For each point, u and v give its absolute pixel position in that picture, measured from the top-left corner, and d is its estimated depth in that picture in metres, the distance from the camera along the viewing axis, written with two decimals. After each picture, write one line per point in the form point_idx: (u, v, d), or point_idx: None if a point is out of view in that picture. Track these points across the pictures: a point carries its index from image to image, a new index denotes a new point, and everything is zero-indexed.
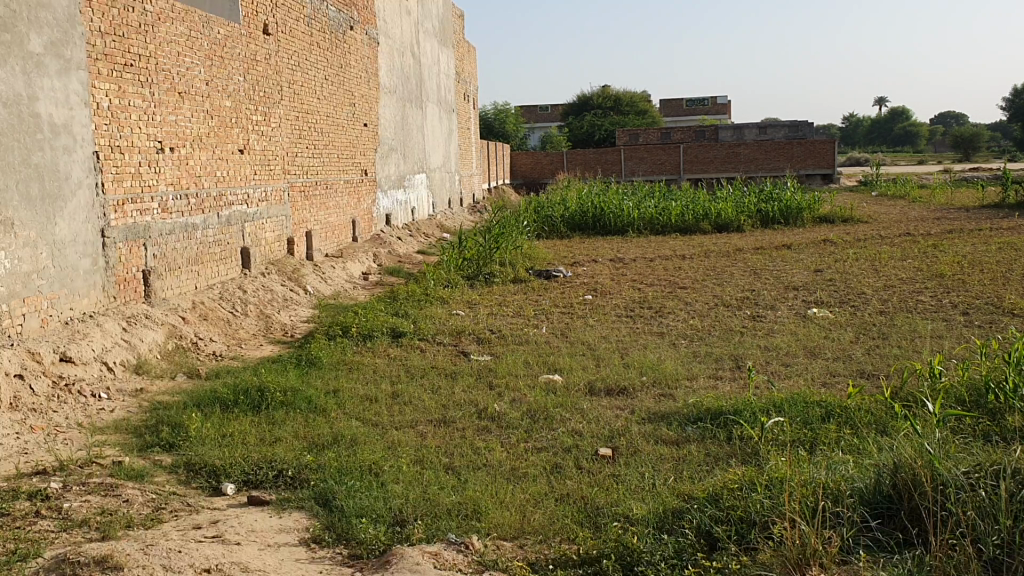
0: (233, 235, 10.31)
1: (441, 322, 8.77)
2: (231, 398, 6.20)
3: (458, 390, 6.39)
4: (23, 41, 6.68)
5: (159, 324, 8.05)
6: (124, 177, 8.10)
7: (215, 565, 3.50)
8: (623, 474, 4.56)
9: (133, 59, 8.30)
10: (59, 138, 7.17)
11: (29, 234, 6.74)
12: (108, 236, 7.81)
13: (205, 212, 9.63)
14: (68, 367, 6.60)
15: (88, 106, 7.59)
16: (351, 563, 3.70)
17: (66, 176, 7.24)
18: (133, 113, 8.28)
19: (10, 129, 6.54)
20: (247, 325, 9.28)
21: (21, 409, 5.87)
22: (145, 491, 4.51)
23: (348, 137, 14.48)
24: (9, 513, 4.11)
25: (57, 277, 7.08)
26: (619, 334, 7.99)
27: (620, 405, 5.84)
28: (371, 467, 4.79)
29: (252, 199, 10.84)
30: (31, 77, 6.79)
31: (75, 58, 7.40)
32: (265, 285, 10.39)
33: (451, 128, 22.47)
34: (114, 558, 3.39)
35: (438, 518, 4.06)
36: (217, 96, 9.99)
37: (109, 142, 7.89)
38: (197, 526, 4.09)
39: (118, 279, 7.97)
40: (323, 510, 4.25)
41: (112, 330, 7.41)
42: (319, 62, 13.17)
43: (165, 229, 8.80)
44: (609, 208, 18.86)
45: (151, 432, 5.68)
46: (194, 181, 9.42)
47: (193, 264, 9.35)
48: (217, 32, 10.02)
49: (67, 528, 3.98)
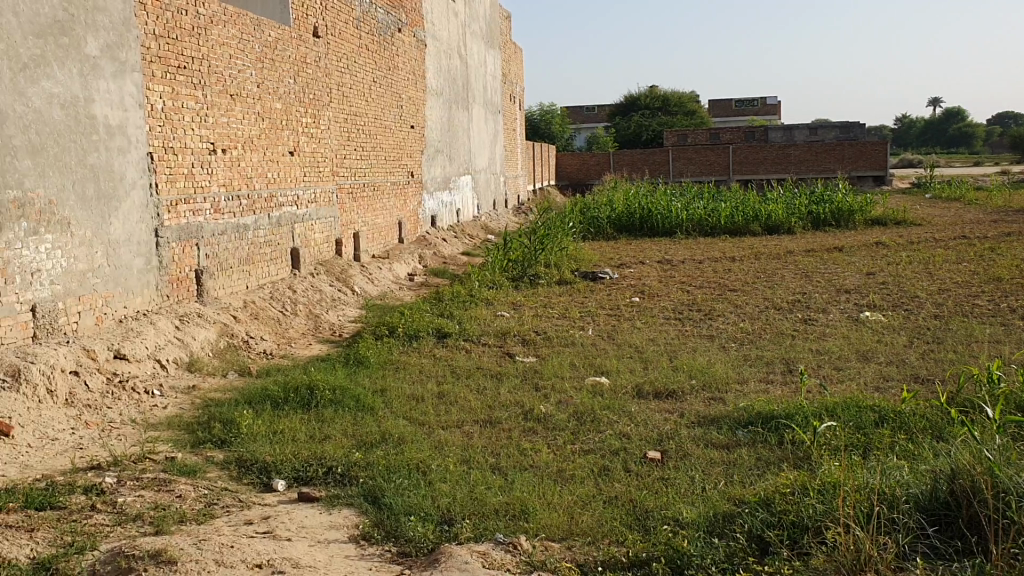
0: (283, 235, 10.42)
1: (486, 324, 8.76)
2: (281, 396, 6.27)
3: (504, 391, 6.38)
4: (79, 44, 6.82)
5: (210, 322, 8.17)
6: (177, 178, 8.22)
7: (265, 560, 3.53)
8: (672, 477, 4.52)
9: (185, 62, 8.42)
10: (114, 140, 7.30)
11: (84, 233, 6.90)
12: (161, 236, 7.94)
13: (256, 213, 9.75)
14: (122, 364, 6.75)
15: (142, 108, 7.71)
16: (399, 561, 3.70)
17: (120, 176, 7.36)
18: (185, 115, 8.41)
19: (66, 130, 6.69)
20: (296, 324, 9.37)
21: (76, 405, 6.07)
22: (197, 487, 4.57)
23: (395, 138, 14.58)
24: (65, 507, 4.20)
25: (112, 276, 7.23)
26: (668, 337, 7.92)
27: (668, 408, 5.79)
28: (418, 466, 4.80)
29: (301, 200, 10.96)
30: (87, 80, 6.93)
31: (130, 60, 7.53)
32: (314, 285, 10.50)
33: (497, 130, 22.53)
34: (168, 553, 3.43)
35: (485, 517, 4.05)
36: (267, 98, 10.10)
37: (162, 144, 8.01)
38: (248, 522, 4.12)
39: (171, 278, 8.10)
40: (371, 507, 4.26)
41: (165, 328, 7.53)
42: (367, 64, 13.26)
43: (217, 230, 8.92)
44: (656, 209, 18.76)
45: (203, 429, 5.77)
46: (245, 183, 9.53)
47: (244, 263, 9.48)
48: (268, 35, 10.12)
49: (122, 522, 4.04)
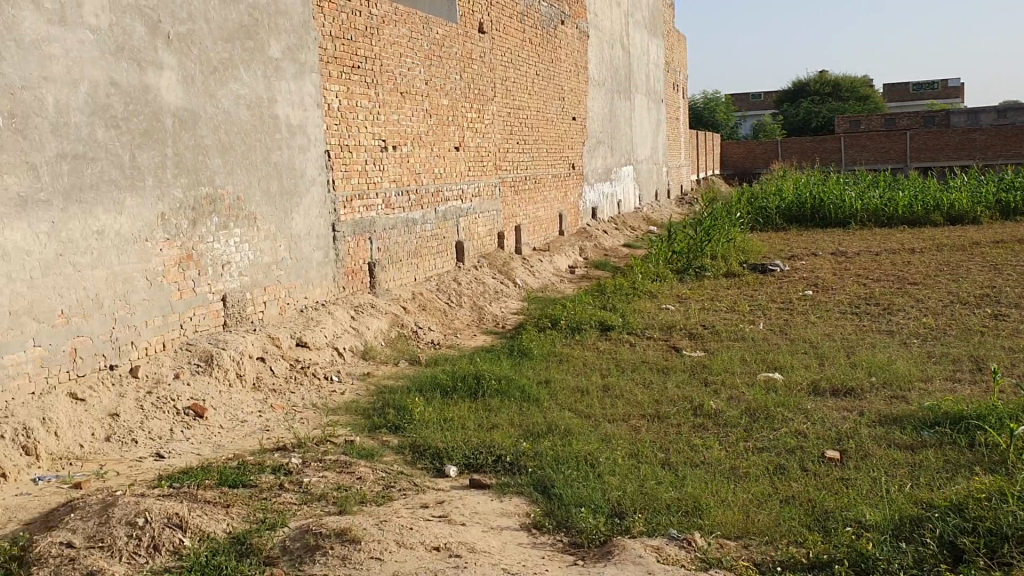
0: (449, 228, 10.67)
1: (651, 317, 8.68)
2: (450, 385, 6.42)
3: (671, 385, 6.30)
4: (263, 47, 7.19)
5: (382, 313, 8.46)
6: (351, 174, 8.54)
7: (443, 544, 3.62)
8: (853, 478, 4.34)
9: (359, 62, 8.73)
10: (295, 138, 7.65)
11: (269, 227, 7.30)
12: (338, 230, 8.27)
13: (424, 207, 10.02)
14: (303, 351, 7.10)
15: (320, 107, 8.05)
16: (572, 551, 3.72)
17: (301, 173, 7.72)
18: (359, 113, 8.73)
19: (253, 130, 7.07)
20: (462, 316, 9.58)
21: (263, 389, 6.44)
22: (375, 470, 4.75)
23: (557, 131, 14.65)
24: (257, 485, 4.45)
25: (293, 268, 7.61)
26: (843, 332, 7.61)
27: (846, 406, 5.56)
28: (587, 458, 4.80)
29: (466, 194, 11.17)
30: (270, 81, 7.30)
31: (309, 62, 7.88)
32: (478, 278, 10.70)
33: (660, 120, 22.24)
34: (352, 532, 3.57)
35: (657, 512, 4.01)
36: (435, 94, 10.35)
37: (338, 141, 8.34)
38: (424, 506, 4.24)
39: (347, 271, 8.45)
40: (543, 497, 4.30)
41: (342, 318, 7.86)
42: (531, 58, 13.37)
43: (388, 224, 9.22)
44: (828, 199, 18.05)
45: (378, 414, 5.98)
46: (414, 178, 9.80)
47: (413, 256, 9.76)
48: (436, 32, 10.36)
49: (308, 501, 4.24)
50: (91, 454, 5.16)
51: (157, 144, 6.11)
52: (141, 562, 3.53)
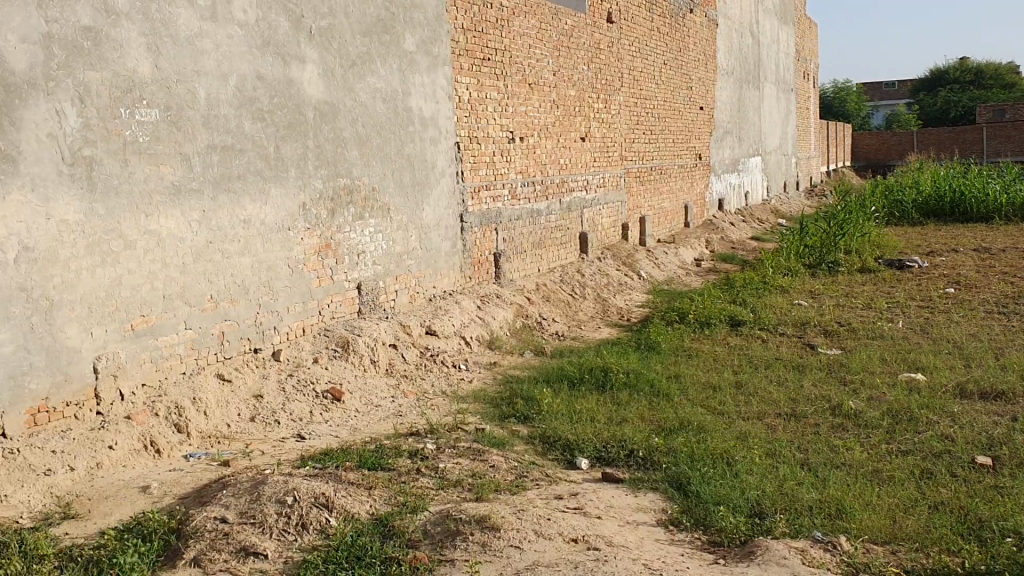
0: (573, 220, 10.66)
1: (782, 312, 8.47)
2: (578, 377, 6.41)
3: (806, 384, 6.14)
4: (398, 41, 7.33)
5: (508, 303, 8.53)
6: (480, 165, 8.63)
7: (581, 535, 3.62)
8: (1009, 487, 4.13)
9: (489, 54, 8.79)
10: (427, 130, 7.77)
11: (401, 218, 7.45)
12: (466, 221, 8.38)
13: (549, 198, 10.04)
14: (432, 339, 7.23)
15: (451, 99, 8.14)
16: (711, 549, 3.67)
17: (432, 165, 7.84)
18: (489, 105, 8.80)
19: (387, 122, 7.22)
20: (587, 307, 9.56)
21: (395, 375, 6.59)
22: (508, 459, 4.79)
23: (683, 122, 14.43)
24: (394, 469, 4.55)
25: (423, 258, 7.76)
26: (991, 333, 7.25)
27: (997, 410, 5.30)
28: (722, 456, 4.73)
29: (592, 185, 11.13)
30: (405, 74, 7.43)
31: (441, 54, 7.98)
32: (603, 270, 10.66)
33: (789, 109, 21.64)
34: (492, 519, 3.62)
35: (799, 514, 3.91)
36: (563, 85, 10.34)
37: (468, 133, 8.43)
38: (559, 497, 4.25)
39: (473, 261, 8.56)
40: (678, 493, 4.26)
41: (469, 308, 7.96)
42: (658, 48, 13.21)
43: (514, 215, 9.27)
44: (970, 193, 17.22)
45: (507, 403, 6.03)
46: (540, 169, 9.81)
47: (537, 247, 9.81)
48: (564, 23, 10.34)
49: (445, 487, 4.31)
50: (236, 433, 5.39)
51: (299, 136, 6.31)
52: (291, 539, 3.67)
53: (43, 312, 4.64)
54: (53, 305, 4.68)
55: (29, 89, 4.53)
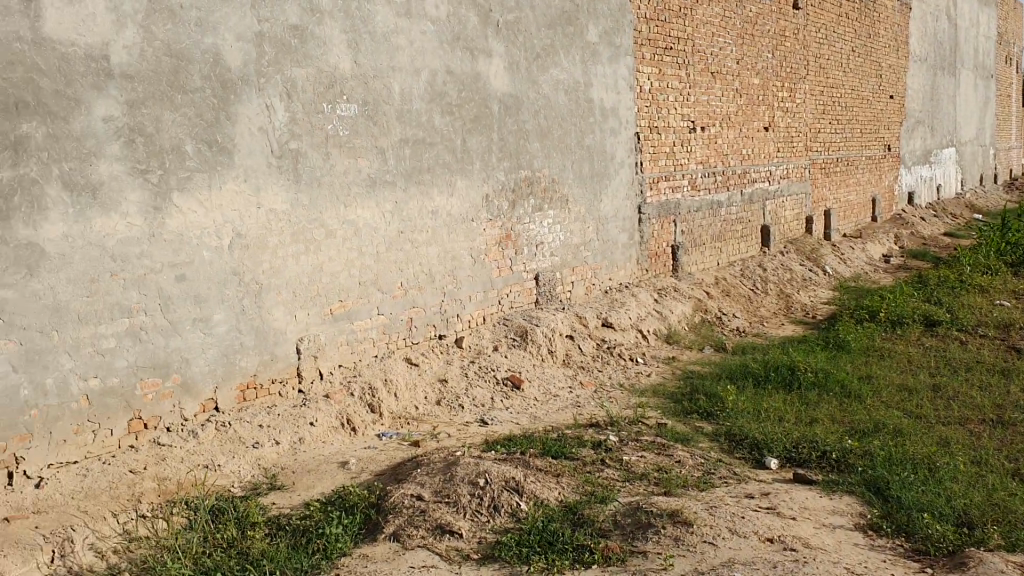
0: (754, 213, 10.38)
1: (984, 314, 7.95)
2: (763, 374, 6.25)
3: (1014, 390, 5.75)
4: (582, 32, 7.33)
5: (686, 297, 8.40)
6: (660, 156, 8.52)
7: (776, 535, 3.54)
8: None
9: (672, 43, 8.64)
10: (608, 121, 7.75)
11: (580, 209, 7.48)
12: (644, 212, 8.31)
13: (730, 190, 9.80)
14: (610, 332, 7.23)
15: (633, 90, 8.07)
16: (917, 558, 3.51)
17: (612, 156, 7.82)
18: (670, 95, 8.66)
19: (569, 114, 7.25)
20: (768, 303, 9.29)
21: (573, 365, 6.64)
22: (694, 455, 4.71)
23: (872, 111, 13.77)
24: (579, 459, 4.57)
25: (600, 250, 7.79)
26: None
27: None
28: (924, 462, 4.49)
29: (774, 176, 10.80)
30: (587, 66, 7.43)
31: (624, 45, 7.92)
32: (784, 264, 10.33)
33: (987, 97, 20.27)
34: (684, 514, 3.60)
35: (1014, 527, 3.68)
36: (746, 74, 10.05)
37: (649, 123, 8.33)
38: (749, 495, 4.15)
39: (650, 253, 8.50)
40: (876, 499, 4.08)
41: (646, 301, 7.90)
42: (847, 33, 12.64)
43: (694, 207, 9.12)
44: None
45: (688, 398, 5.95)
46: (721, 159, 9.56)
47: (716, 240, 9.62)
48: (749, 10, 10.04)
49: (631, 479, 4.30)
50: (424, 415, 5.58)
51: (485, 128, 6.42)
52: (483, 520, 3.76)
53: (253, 295, 4.95)
54: (261, 288, 4.99)
55: (242, 85, 4.82)
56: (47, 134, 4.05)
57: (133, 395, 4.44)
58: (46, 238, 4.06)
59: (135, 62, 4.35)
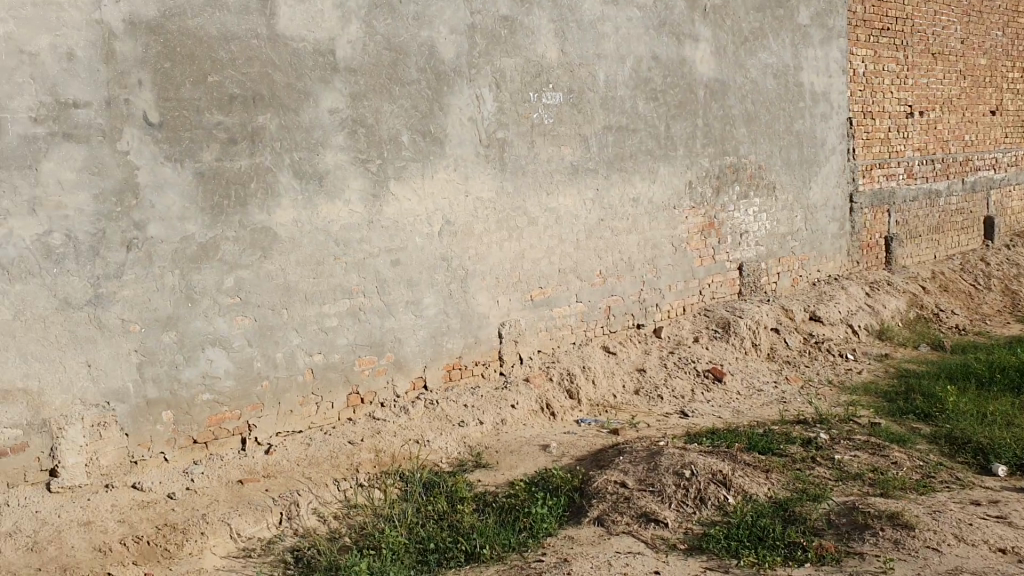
0: (977, 203, 9.69)
1: None
2: (988, 375, 5.84)
3: None
4: (792, 15, 7.06)
5: (901, 291, 7.96)
6: (873, 143, 8.10)
7: (1009, 546, 3.33)
8: None
9: (889, 23, 8.17)
10: (818, 106, 7.43)
11: (787, 197, 7.23)
12: (856, 202, 7.93)
13: (951, 178, 9.18)
14: (817, 326, 6.95)
15: (846, 73, 7.69)
16: None
17: (822, 142, 7.50)
18: (886, 78, 8.20)
19: (778, 99, 7.00)
20: (992, 299, 8.65)
21: (777, 360, 6.43)
22: (912, 457, 4.46)
23: None
24: (787, 455, 4.42)
25: (808, 240, 7.52)
26: None
27: None
28: None
29: (1001, 164, 10.01)
30: (797, 49, 7.15)
31: (838, 26, 7.56)
32: (1012, 258, 9.57)
33: None
34: (905, 517, 3.46)
35: None
36: (973, 54, 9.35)
37: (863, 109, 7.93)
38: (976, 503, 3.90)
39: (862, 245, 8.13)
40: None
41: (857, 294, 7.54)
42: None
43: (909, 196, 8.62)
44: None
45: (904, 398, 5.64)
46: (942, 146, 8.98)
47: (934, 232, 9.06)
48: None
49: (844, 479, 4.13)
50: (623, 403, 5.58)
51: (690, 115, 6.30)
52: (689, 511, 3.72)
53: (461, 280, 5.11)
54: (468, 274, 5.14)
55: (455, 76, 4.97)
56: (279, 125, 4.33)
57: (350, 371, 4.71)
58: (277, 223, 4.36)
59: (358, 56, 4.57)
